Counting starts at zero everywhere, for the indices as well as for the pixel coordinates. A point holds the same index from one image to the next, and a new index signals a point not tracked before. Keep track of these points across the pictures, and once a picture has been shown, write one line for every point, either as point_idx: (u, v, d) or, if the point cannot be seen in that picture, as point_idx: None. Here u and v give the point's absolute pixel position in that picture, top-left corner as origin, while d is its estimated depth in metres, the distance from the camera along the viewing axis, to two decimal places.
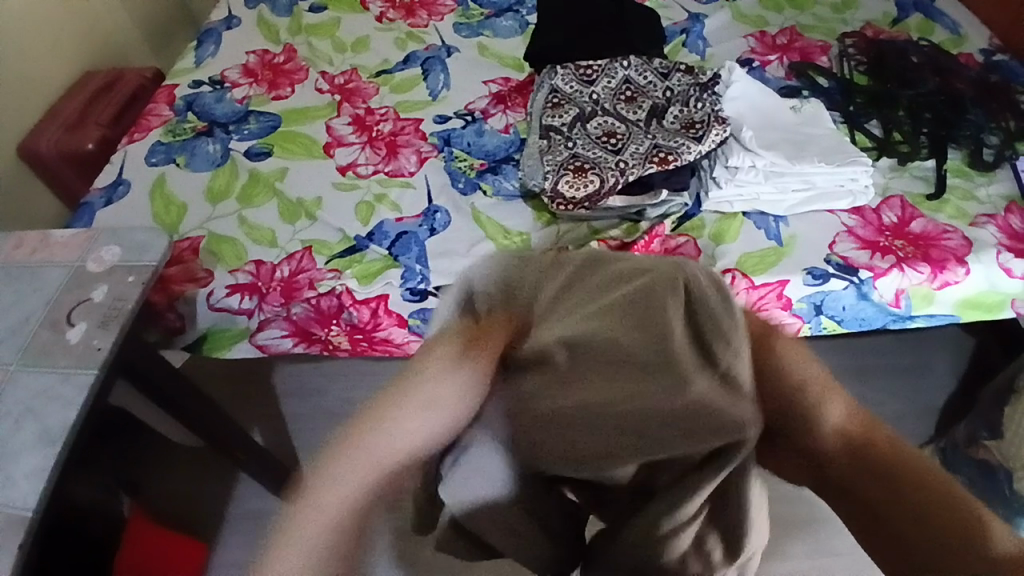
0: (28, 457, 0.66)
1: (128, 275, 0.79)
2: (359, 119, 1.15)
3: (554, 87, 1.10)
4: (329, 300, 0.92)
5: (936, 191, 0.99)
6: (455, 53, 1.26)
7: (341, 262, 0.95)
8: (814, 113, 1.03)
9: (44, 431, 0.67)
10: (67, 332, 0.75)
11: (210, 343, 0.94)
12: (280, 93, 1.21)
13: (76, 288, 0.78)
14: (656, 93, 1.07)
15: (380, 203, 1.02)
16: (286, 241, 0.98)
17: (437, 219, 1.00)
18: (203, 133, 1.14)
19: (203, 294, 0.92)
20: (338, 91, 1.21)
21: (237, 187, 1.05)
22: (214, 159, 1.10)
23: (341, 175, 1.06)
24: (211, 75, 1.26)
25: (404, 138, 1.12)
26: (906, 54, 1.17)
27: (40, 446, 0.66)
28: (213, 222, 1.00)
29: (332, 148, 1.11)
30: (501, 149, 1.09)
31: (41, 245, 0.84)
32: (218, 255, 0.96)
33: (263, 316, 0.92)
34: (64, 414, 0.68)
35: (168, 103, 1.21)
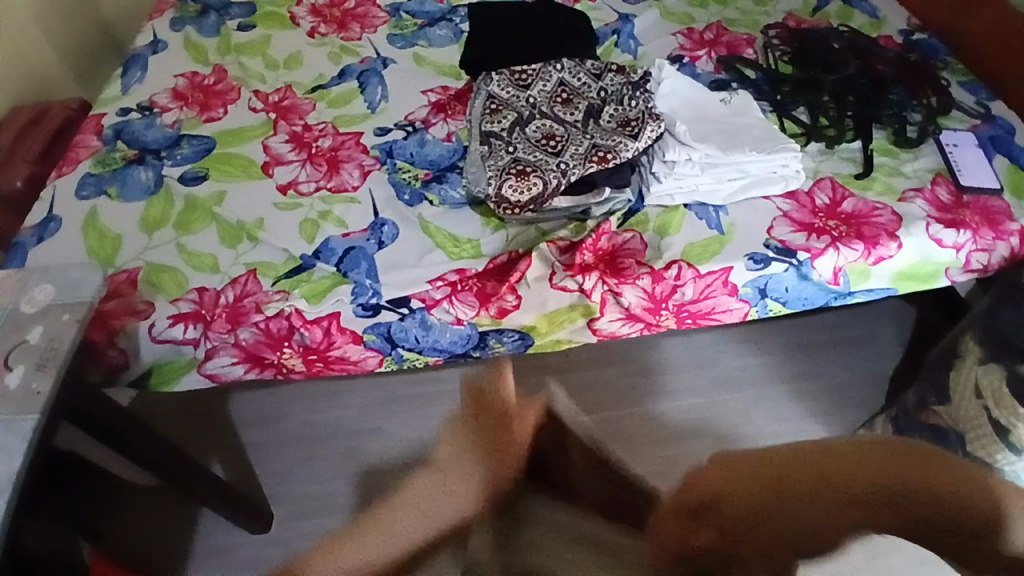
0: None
1: (64, 314, 0.75)
2: (297, 136, 1.14)
3: (491, 93, 1.11)
4: (278, 322, 0.90)
5: (863, 170, 1.04)
6: (391, 64, 1.25)
7: (288, 283, 0.93)
8: (743, 103, 1.07)
9: None
10: (3, 378, 0.71)
11: (156, 377, 0.91)
12: (212, 115, 1.18)
13: (9, 332, 0.74)
14: (591, 94, 1.09)
15: (325, 220, 1.01)
16: (229, 266, 0.95)
17: (384, 232, 0.99)
18: (135, 162, 1.10)
19: (145, 327, 0.89)
20: (274, 109, 1.19)
21: (174, 214, 1.02)
22: (148, 187, 1.06)
23: (282, 195, 1.04)
24: (139, 101, 1.22)
25: (344, 153, 1.10)
26: (827, 41, 1.23)
27: None
28: (151, 252, 0.97)
29: (271, 167, 1.08)
30: (444, 158, 1.09)
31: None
32: (159, 286, 0.93)
33: (210, 344, 0.89)
34: (7, 464, 0.65)
35: (95, 133, 1.16)
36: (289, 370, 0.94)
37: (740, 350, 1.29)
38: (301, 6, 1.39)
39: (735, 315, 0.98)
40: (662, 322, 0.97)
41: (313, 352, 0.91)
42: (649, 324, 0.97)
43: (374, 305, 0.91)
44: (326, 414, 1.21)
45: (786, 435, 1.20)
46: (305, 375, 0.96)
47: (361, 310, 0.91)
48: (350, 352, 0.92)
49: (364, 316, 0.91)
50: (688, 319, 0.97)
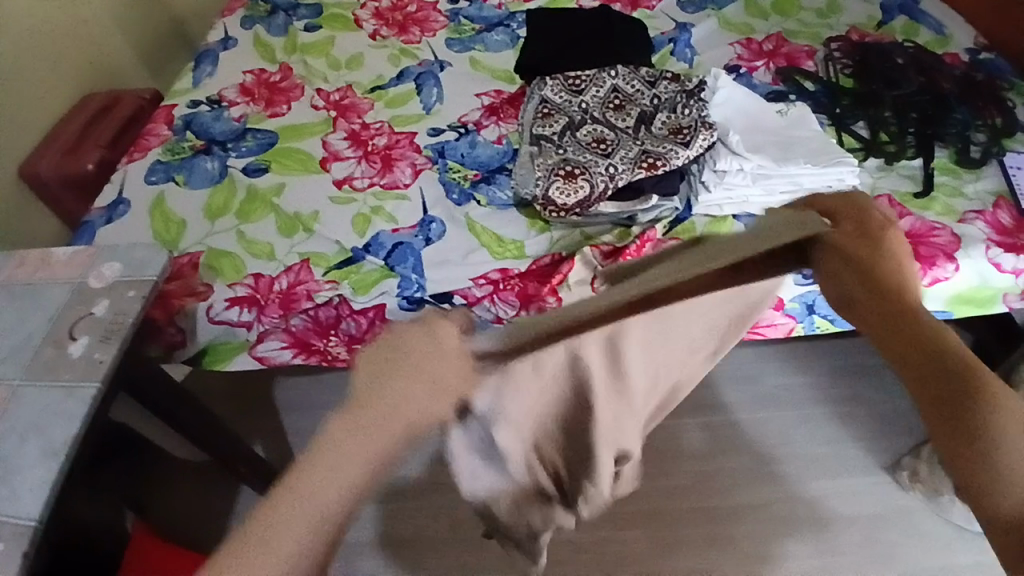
0: (33, 471, 0.67)
1: (129, 290, 0.80)
2: (354, 134, 1.17)
3: (544, 97, 1.12)
4: (326, 310, 0.93)
5: (924, 189, 1.00)
6: (447, 67, 1.28)
7: (338, 274, 0.97)
8: (801, 115, 1.05)
9: (48, 444, 0.68)
10: (69, 347, 0.76)
11: (210, 356, 0.94)
12: (275, 110, 1.24)
13: (78, 305, 0.80)
14: (644, 101, 1.09)
15: (376, 215, 1.04)
16: (284, 254, 0.99)
17: (432, 229, 1.01)
18: (202, 151, 1.16)
19: (203, 308, 0.94)
20: (333, 107, 1.23)
21: (235, 203, 1.07)
22: (212, 176, 1.11)
23: (337, 189, 1.08)
24: (208, 95, 1.29)
25: (398, 151, 1.13)
26: (891, 56, 1.19)
27: (44, 459, 0.68)
28: (212, 238, 1.02)
29: (328, 162, 1.13)
30: (494, 160, 1.10)
31: (44, 263, 0.86)
32: (217, 269, 0.97)
33: (262, 328, 0.93)
34: (67, 427, 0.69)
35: (166, 123, 1.23)
36: (335, 358, 0.96)
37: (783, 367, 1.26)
38: (365, 9, 1.44)
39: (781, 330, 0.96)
40: None
41: (357, 341, 0.93)
42: None
43: (418, 299, 0.94)
44: None
45: (826, 457, 1.16)
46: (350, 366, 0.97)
47: (404, 304, 0.93)
48: None
49: (406, 309, 0.93)
50: None
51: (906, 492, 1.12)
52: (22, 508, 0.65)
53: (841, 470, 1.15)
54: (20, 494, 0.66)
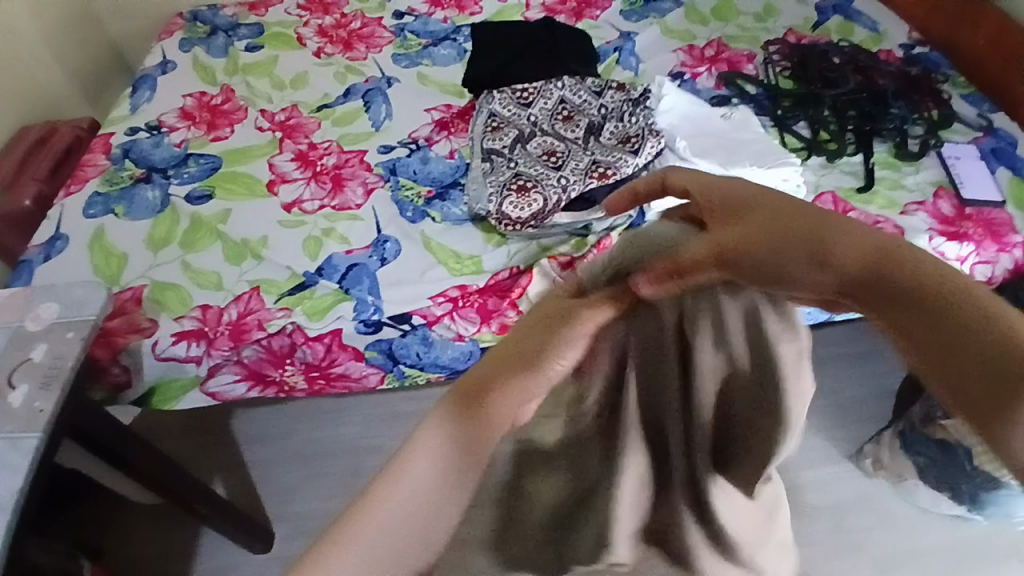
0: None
1: (69, 332, 0.76)
2: (302, 155, 1.15)
3: (492, 111, 1.12)
4: (280, 339, 0.90)
5: (866, 183, 1.03)
6: (395, 83, 1.27)
7: (290, 300, 0.94)
8: (744, 119, 1.07)
9: None
10: (8, 396, 0.72)
11: (158, 396, 0.91)
12: (219, 134, 1.20)
13: (15, 350, 0.75)
14: (592, 111, 1.10)
15: (328, 237, 1.02)
16: (232, 283, 0.96)
17: (387, 249, 1.00)
18: (142, 180, 1.12)
19: (148, 345, 0.90)
20: (279, 128, 1.20)
21: (179, 233, 1.03)
22: (155, 206, 1.07)
23: (286, 213, 1.05)
24: (147, 121, 1.24)
25: (348, 171, 1.12)
26: (828, 56, 1.23)
27: None
28: (156, 270, 0.98)
29: (276, 185, 1.10)
30: (447, 175, 1.09)
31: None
32: (162, 303, 0.94)
33: (213, 361, 0.89)
34: (11, 481, 0.65)
35: (104, 152, 1.18)
36: (292, 388, 0.93)
37: None
38: (307, 27, 1.42)
39: None
40: None
41: (314, 368, 0.91)
42: None
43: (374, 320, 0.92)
44: (330, 432, 1.21)
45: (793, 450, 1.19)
46: (308, 394, 0.95)
47: (363, 327, 0.91)
48: (351, 369, 0.92)
49: (365, 332, 0.91)
50: None
51: (871, 478, 1.15)
52: None
53: (808, 461, 1.18)
54: None
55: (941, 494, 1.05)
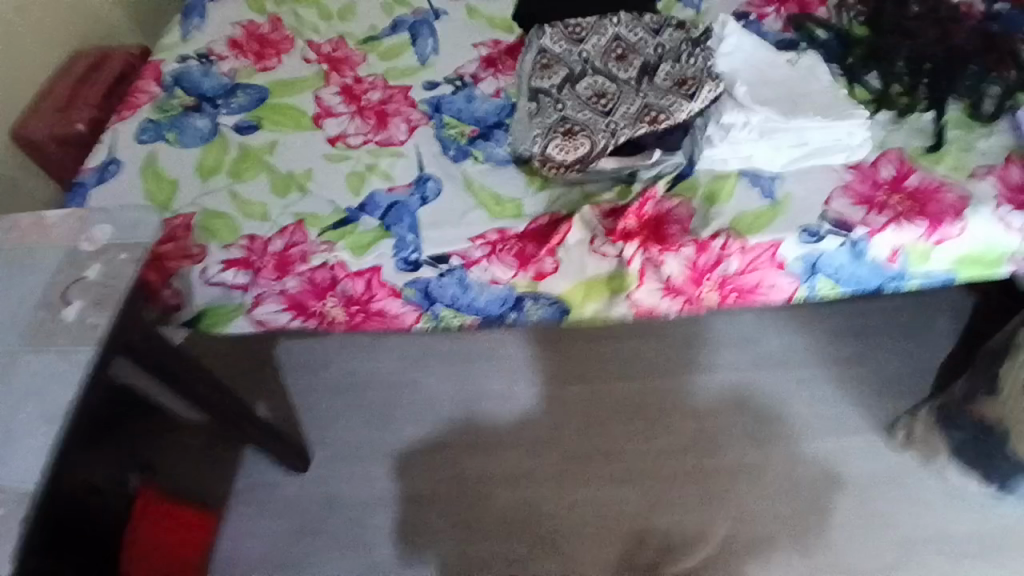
0: (30, 438, 0.67)
1: (122, 254, 0.78)
2: (348, 88, 1.14)
3: (543, 47, 1.08)
4: (323, 272, 0.92)
5: (935, 144, 0.97)
6: (444, 16, 1.23)
7: (334, 234, 0.95)
8: (811, 66, 1.01)
9: (45, 411, 0.69)
10: (65, 311, 0.75)
11: (210, 318, 0.95)
12: (267, 64, 1.20)
13: (75, 265, 0.78)
14: (648, 50, 1.05)
15: (371, 173, 1.02)
16: (277, 214, 0.98)
17: (429, 188, 0.99)
18: (192, 109, 1.13)
19: (198, 270, 0.93)
20: (326, 60, 1.19)
21: (228, 162, 1.05)
22: (204, 134, 1.09)
23: (331, 146, 1.06)
24: (197, 49, 1.25)
25: (392, 105, 1.10)
26: (908, 2, 1.14)
27: (42, 425, 0.68)
28: (205, 198, 1.00)
29: (321, 119, 1.10)
30: (492, 115, 1.07)
31: (34, 228, 0.83)
32: (212, 231, 0.96)
33: (259, 290, 0.93)
34: (64, 393, 0.69)
35: (155, 79, 1.20)
36: (332, 320, 0.96)
37: (785, 329, 1.27)
38: None
39: (785, 292, 0.96)
40: (704, 294, 0.95)
41: (355, 302, 0.94)
42: (690, 297, 0.95)
43: (415, 259, 0.92)
44: (370, 368, 1.28)
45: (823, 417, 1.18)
46: (347, 328, 0.98)
47: (402, 264, 0.92)
48: (390, 306, 0.95)
49: (404, 271, 0.92)
50: (734, 295, 0.96)
51: (902, 451, 1.14)
52: (20, 471, 0.65)
53: (839, 429, 1.17)
54: (20, 457, 0.66)
55: (973, 477, 1.04)
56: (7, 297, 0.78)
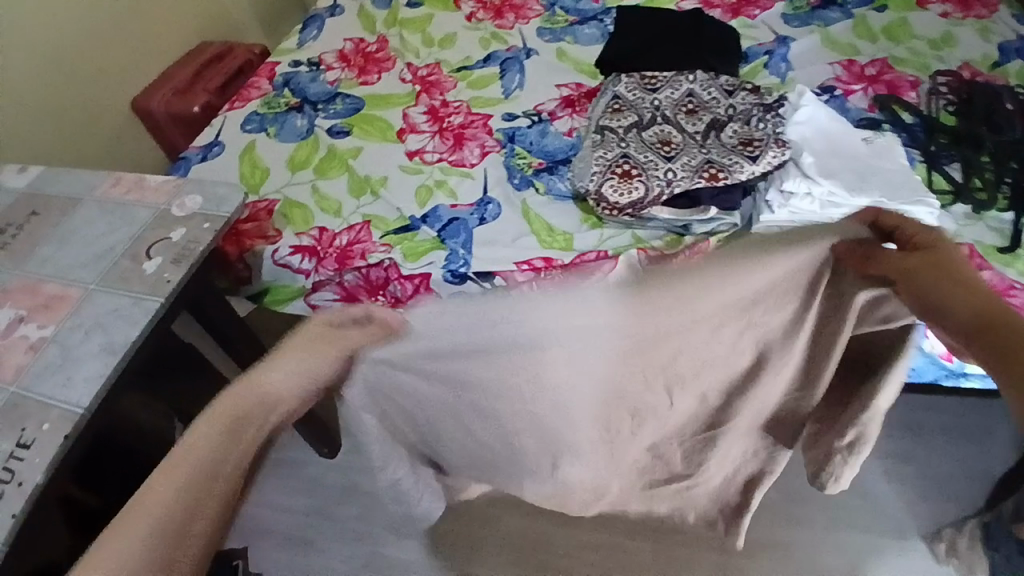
0: (87, 366, 0.69)
1: (205, 223, 0.81)
2: (434, 110, 1.24)
3: (617, 93, 1.13)
4: (377, 271, 0.98)
5: (1011, 244, 0.95)
6: (534, 55, 1.32)
7: (394, 238, 1.02)
8: (887, 146, 1.00)
9: (107, 344, 0.70)
10: (144, 264, 0.77)
11: (271, 296, 1.03)
12: (367, 79, 1.31)
13: (159, 227, 0.81)
14: (719, 109, 1.08)
15: (439, 189, 1.09)
16: (349, 212, 1.06)
17: (488, 210, 1.05)
18: (295, 109, 1.25)
19: (269, 250, 1.02)
20: (420, 82, 1.30)
21: (316, 159, 1.15)
22: (301, 133, 1.20)
23: (409, 159, 1.15)
24: (310, 57, 1.38)
25: (471, 130, 1.19)
26: (1002, 99, 1.12)
27: (101, 355, 0.69)
28: (290, 188, 1.11)
29: (405, 134, 1.19)
30: (561, 151, 1.13)
31: (135, 186, 0.88)
32: (289, 218, 1.06)
33: (318, 277, 1.00)
34: (128, 331, 0.71)
35: (268, 79, 1.34)
36: None
37: None
38: None
39: None
40: None
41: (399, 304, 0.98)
42: None
43: (464, 274, 0.98)
44: None
45: (856, 509, 1.13)
46: None
47: (449, 277, 0.97)
48: None
49: (451, 282, 0.97)
50: None
51: (937, 562, 1.07)
52: (74, 395, 0.67)
53: (872, 526, 1.12)
54: (74, 382, 0.68)
55: None
56: (96, 242, 0.81)
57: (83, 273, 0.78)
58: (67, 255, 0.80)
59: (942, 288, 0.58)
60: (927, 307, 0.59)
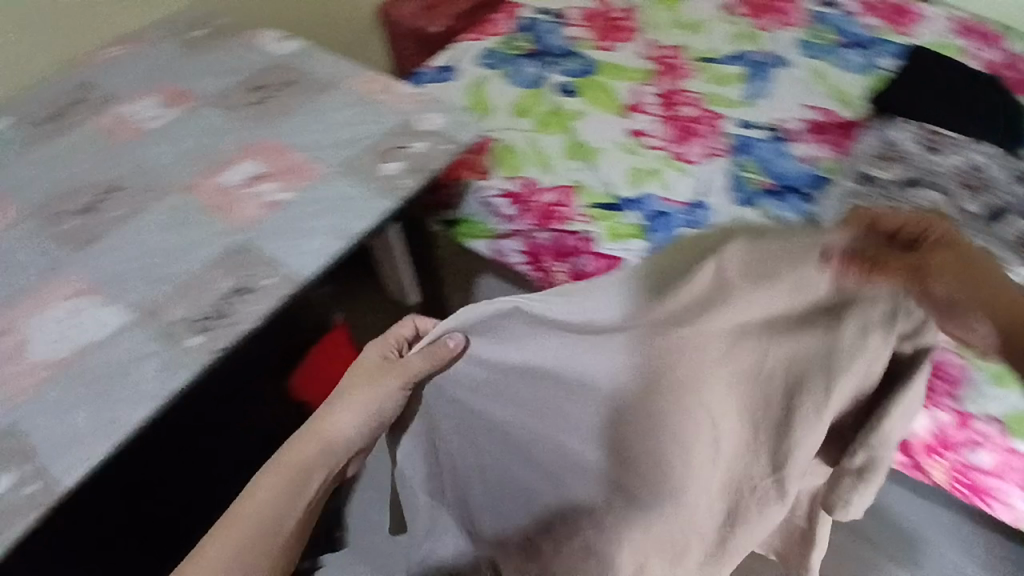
0: (312, 243, 0.70)
1: (445, 144, 0.79)
2: (667, 95, 1.17)
3: (891, 140, 1.03)
4: (573, 238, 0.96)
5: None
6: (787, 68, 1.21)
7: (597, 212, 0.98)
8: None
9: (334, 228, 0.71)
10: (383, 164, 0.77)
11: (461, 229, 1.02)
12: (605, 45, 1.27)
13: (402, 133, 0.80)
14: (1007, 194, 0.96)
15: (654, 176, 1.03)
16: (559, 170, 1.04)
17: (698, 214, 0.99)
18: (530, 56, 1.23)
19: (477, 185, 1.02)
20: (659, 63, 1.24)
21: (539, 111, 1.13)
22: (530, 81, 1.18)
23: (630, 137, 1.09)
24: (554, 9, 1.35)
25: (702, 126, 1.11)
26: None
27: (326, 238, 0.70)
28: (508, 132, 1.09)
29: (632, 111, 1.14)
30: (795, 178, 1.03)
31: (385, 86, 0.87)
32: (501, 161, 1.04)
33: (514, 226, 0.99)
34: (355, 222, 0.71)
35: (510, 20, 1.32)
36: (551, 284, 0.99)
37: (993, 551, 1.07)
38: None
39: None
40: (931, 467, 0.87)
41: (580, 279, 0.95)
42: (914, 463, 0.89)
43: None
44: None
45: None
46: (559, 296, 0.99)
47: None
48: None
49: None
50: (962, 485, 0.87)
51: None
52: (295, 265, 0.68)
53: None
54: (297, 255, 0.69)
55: None
56: (341, 128, 0.81)
57: (325, 155, 0.78)
58: (314, 134, 0.81)
59: (977, 284, 0.48)
60: (950, 307, 0.49)
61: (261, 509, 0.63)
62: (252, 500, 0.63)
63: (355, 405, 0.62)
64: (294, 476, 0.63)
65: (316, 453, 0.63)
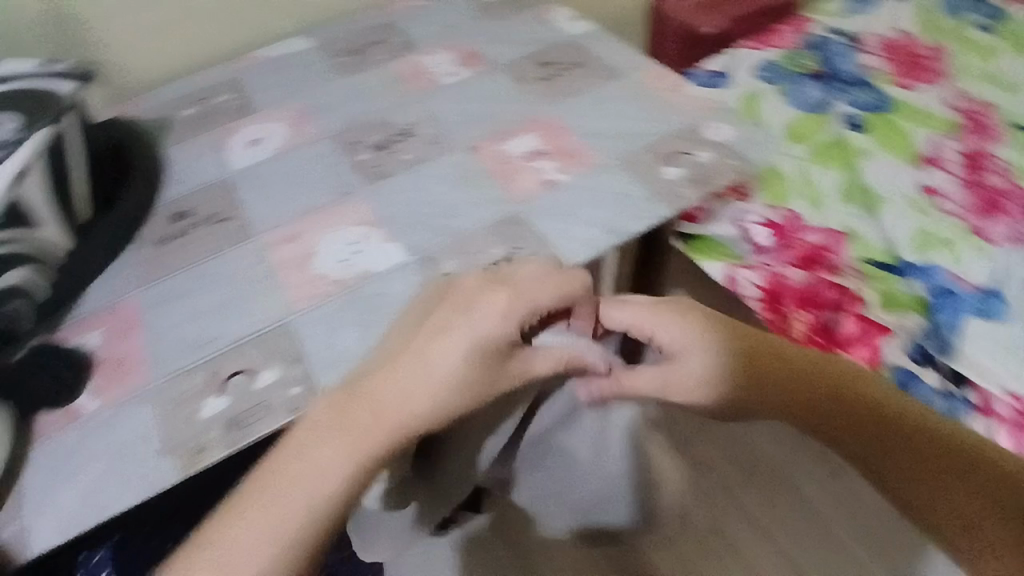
0: (583, 230, 0.67)
1: (735, 161, 0.73)
2: (973, 155, 1.00)
3: None
4: (834, 291, 0.84)
5: None
6: None
7: (870, 270, 0.86)
8: None
9: (608, 220, 0.68)
10: (664, 167, 0.72)
11: (697, 244, 0.91)
12: (906, 82, 1.11)
13: (688, 138, 0.75)
14: None
15: (944, 245, 0.88)
16: (829, 211, 0.92)
17: (996, 305, 0.82)
18: (815, 78, 1.11)
19: (738, 205, 0.92)
20: (968, 116, 1.06)
21: (816, 139, 1.01)
22: (811, 105, 1.06)
23: (920, 193, 0.94)
24: (851, 31, 1.21)
25: (1011, 201, 0.93)
26: None
27: (598, 228, 0.67)
28: (778, 155, 0.98)
29: (926, 162, 0.98)
30: None
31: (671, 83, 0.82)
32: (765, 186, 0.94)
33: (765, 259, 0.88)
34: (630, 220, 0.67)
35: (797, 34, 1.20)
36: (785, 329, 0.85)
37: None
38: None
39: None
40: None
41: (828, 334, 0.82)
42: None
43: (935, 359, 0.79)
44: None
45: None
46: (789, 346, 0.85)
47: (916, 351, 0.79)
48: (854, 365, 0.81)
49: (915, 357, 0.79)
50: None
51: None
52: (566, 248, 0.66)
53: None
54: (567, 237, 0.67)
55: None
56: (627, 120, 0.78)
57: (606, 143, 0.76)
58: (598, 120, 0.79)
59: (887, 448, 0.50)
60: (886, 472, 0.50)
61: (313, 480, 0.42)
62: (289, 471, 0.43)
63: (462, 342, 0.47)
64: (351, 433, 0.44)
65: (382, 416, 0.45)
